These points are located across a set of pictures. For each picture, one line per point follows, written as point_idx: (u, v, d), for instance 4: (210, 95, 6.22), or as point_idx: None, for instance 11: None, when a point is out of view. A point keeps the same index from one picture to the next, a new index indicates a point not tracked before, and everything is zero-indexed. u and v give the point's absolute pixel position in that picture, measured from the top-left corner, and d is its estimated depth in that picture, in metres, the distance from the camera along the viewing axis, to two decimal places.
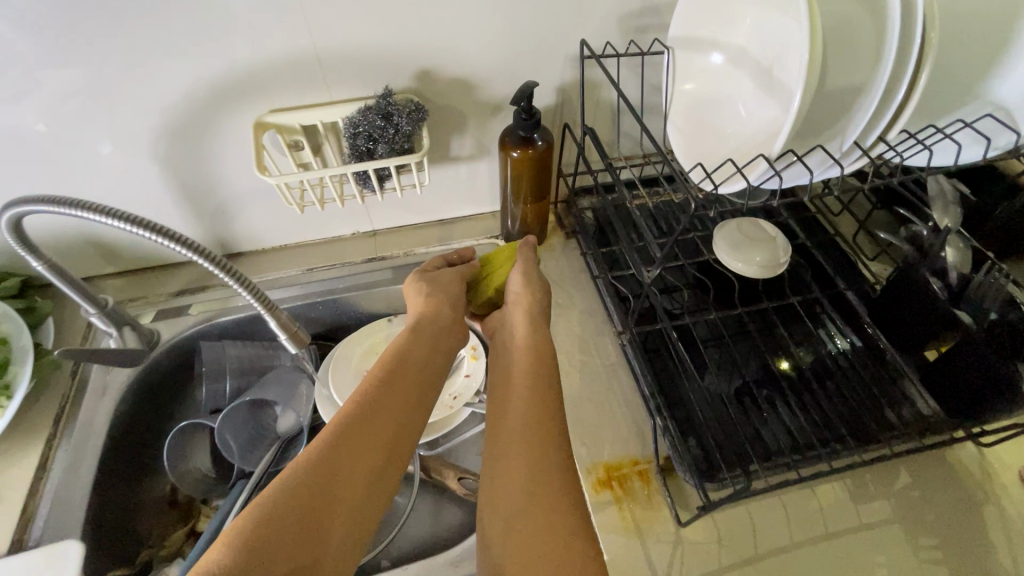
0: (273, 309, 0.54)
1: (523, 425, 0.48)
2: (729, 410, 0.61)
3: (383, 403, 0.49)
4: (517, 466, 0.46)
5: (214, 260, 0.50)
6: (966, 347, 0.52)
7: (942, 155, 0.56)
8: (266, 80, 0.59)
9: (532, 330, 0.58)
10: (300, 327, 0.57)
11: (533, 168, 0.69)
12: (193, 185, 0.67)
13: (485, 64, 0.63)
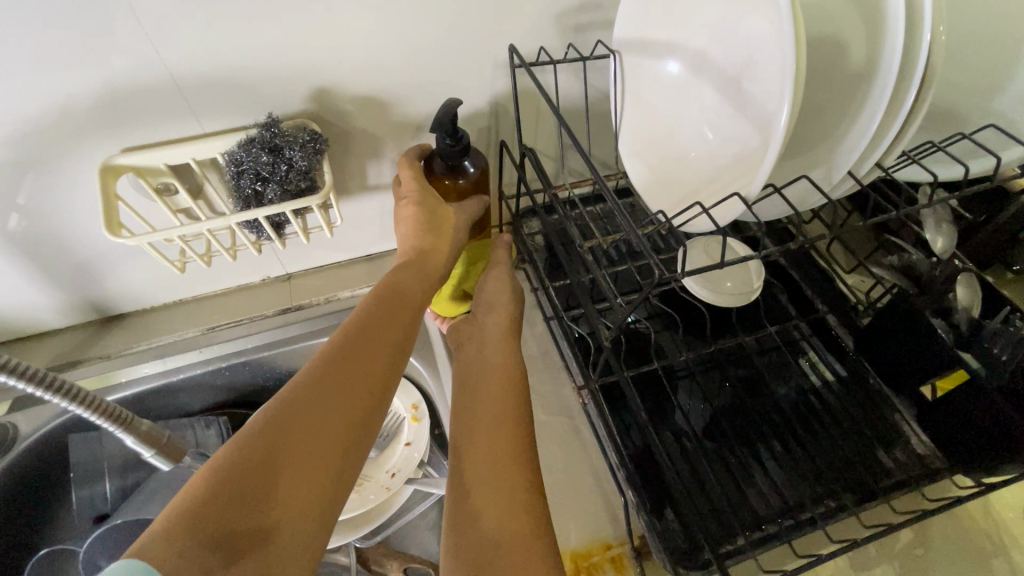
0: (129, 425, 0.50)
1: (504, 427, 0.46)
2: (709, 470, 0.53)
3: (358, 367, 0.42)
4: (498, 475, 0.43)
5: (32, 376, 0.42)
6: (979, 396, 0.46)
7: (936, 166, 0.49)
8: (108, 114, 0.46)
9: (502, 339, 0.56)
10: (171, 438, 0.54)
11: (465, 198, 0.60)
12: (39, 245, 0.53)
13: (396, 80, 0.51)
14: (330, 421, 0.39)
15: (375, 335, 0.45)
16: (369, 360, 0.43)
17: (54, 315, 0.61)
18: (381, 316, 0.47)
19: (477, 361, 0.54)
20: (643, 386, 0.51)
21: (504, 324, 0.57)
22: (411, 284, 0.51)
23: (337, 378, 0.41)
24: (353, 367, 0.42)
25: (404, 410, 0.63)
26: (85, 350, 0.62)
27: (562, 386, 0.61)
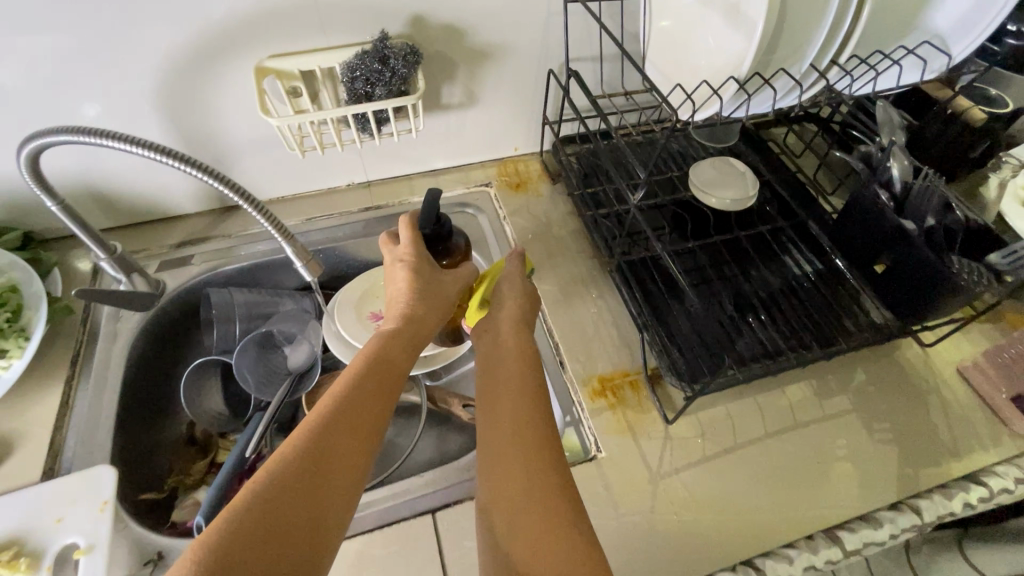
0: (289, 238, 0.64)
1: (519, 447, 0.45)
2: (707, 323, 0.68)
3: (348, 428, 0.42)
4: (518, 492, 0.42)
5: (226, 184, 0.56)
6: (908, 252, 0.60)
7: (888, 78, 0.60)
8: (267, 21, 0.61)
9: (517, 348, 0.53)
10: (314, 258, 0.67)
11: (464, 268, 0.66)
12: (193, 132, 0.69)
13: (475, 10, 0.66)
14: (326, 485, 0.39)
15: (367, 390, 0.45)
16: (360, 414, 0.43)
17: (187, 200, 0.76)
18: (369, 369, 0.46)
19: (491, 376, 0.52)
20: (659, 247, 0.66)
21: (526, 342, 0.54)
22: (401, 330, 0.51)
23: (328, 439, 0.40)
24: (346, 422, 0.42)
25: None
26: (211, 230, 0.77)
27: (592, 270, 0.76)
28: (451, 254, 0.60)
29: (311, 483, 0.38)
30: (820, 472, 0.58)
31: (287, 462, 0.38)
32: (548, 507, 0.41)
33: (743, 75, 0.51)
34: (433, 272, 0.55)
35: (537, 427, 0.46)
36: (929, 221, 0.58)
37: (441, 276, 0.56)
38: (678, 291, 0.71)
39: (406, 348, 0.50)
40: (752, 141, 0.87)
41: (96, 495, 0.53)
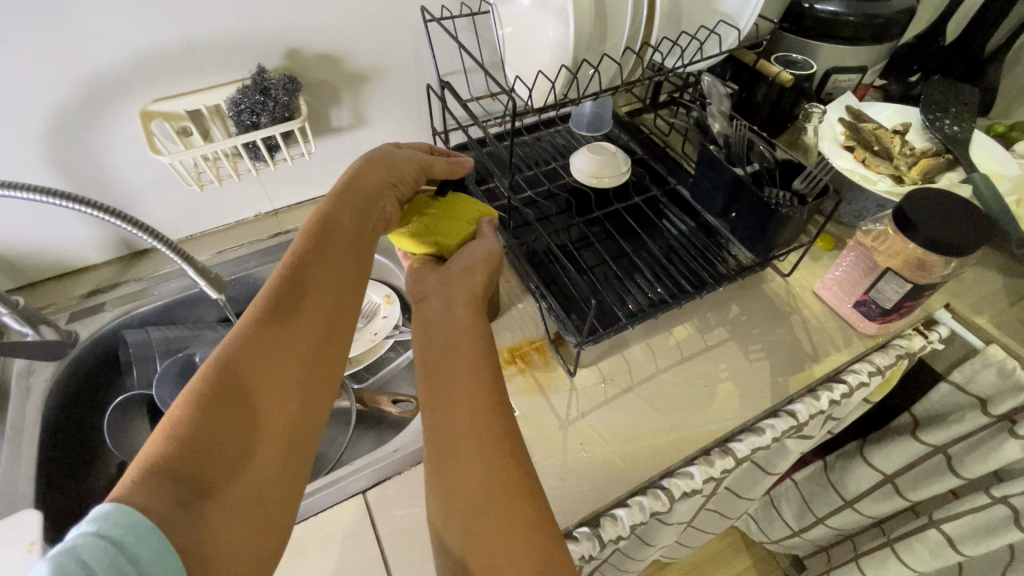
0: (186, 257, 0.65)
1: (480, 405, 0.47)
2: (597, 286, 0.75)
3: (307, 320, 0.46)
4: (476, 455, 0.45)
5: (125, 219, 0.61)
6: (744, 192, 0.71)
7: (706, 49, 0.71)
8: (145, 67, 0.65)
9: (471, 299, 0.57)
10: (216, 274, 0.69)
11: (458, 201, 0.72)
12: (88, 182, 0.71)
13: (345, 39, 0.73)
14: (290, 373, 0.43)
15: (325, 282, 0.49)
16: (323, 309, 0.48)
17: (93, 250, 0.77)
18: (321, 258, 0.50)
19: (438, 326, 0.54)
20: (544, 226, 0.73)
21: (472, 306, 0.56)
22: (353, 219, 0.54)
23: (286, 329, 0.45)
24: (305, 308, 0.47)
25: (378, 299, 0.82)
26: (122, 276, 0.79)
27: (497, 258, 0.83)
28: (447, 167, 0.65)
29: (274, 371, 0.43)
30: (706, 394, 0.67)
31: (251, 347, 0.43)
32: (498, 479, 0.44)
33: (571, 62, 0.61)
34: (394, 171, 0.60)
35: (486, 389, 0.48)
36: (754, 166, 0.72)
37: (401, 175, 0.60)
38: (572, 262, 0.78)
39: (352, 241, 0.53)
40: (626, 124, 0.97)
41: (22, 537, 0.53)
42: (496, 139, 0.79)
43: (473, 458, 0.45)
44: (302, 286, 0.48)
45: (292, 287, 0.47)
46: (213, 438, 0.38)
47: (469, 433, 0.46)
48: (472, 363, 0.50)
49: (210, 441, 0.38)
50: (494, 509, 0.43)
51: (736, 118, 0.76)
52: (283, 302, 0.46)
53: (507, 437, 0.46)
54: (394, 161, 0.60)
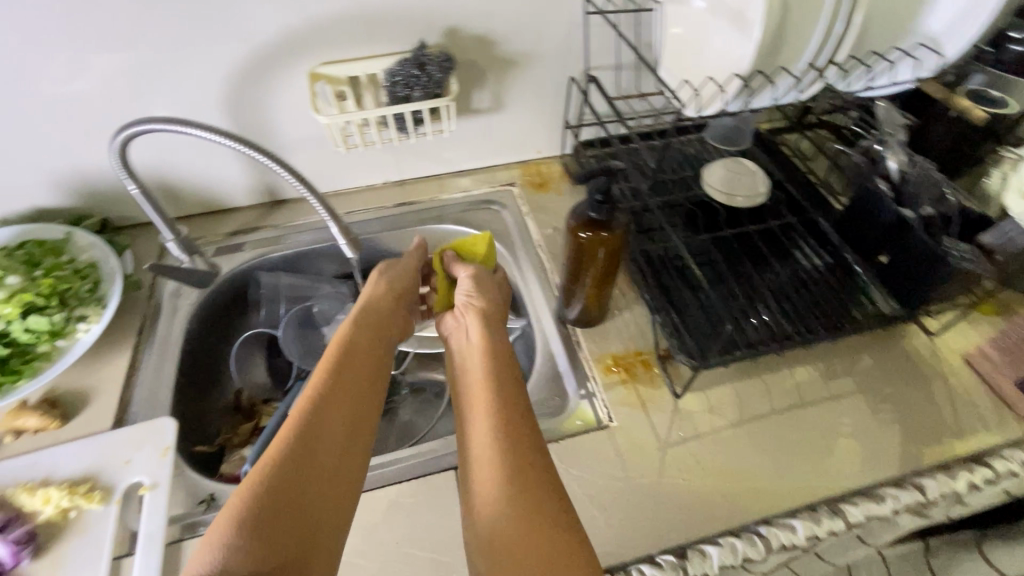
0: (334, 214, 0.69)
1: (508, 453, 0.48)
2: (714, 309, 0.71)
3: (342, 404, 0.52)
4: (508, 500, 0.45)
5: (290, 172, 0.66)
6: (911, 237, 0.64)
7: (900, 70, 0.72)
8: (320, 31, 0.69)
9: (504, 353, 0.59)
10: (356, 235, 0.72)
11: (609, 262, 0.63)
12: (253, 132, 0.78)
13: (503, 22, 0.74)
14: (333, 448, 0.49)
15: (355, 376, 0.56)
16: (355, 397, 0.54)
17: (243, 193, 0.84)
18: (352, 357, 0.57)
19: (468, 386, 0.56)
20: (677, 237, 0.71)
21: (498, 341, 0.61)
22: (368, 330, 0.61)
23: (328, 412, 0.51)
24: (342, 401, 0.52)
25: None
26: (263, 221, 0.85)
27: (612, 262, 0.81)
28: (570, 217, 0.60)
29: (314, 464, 0.47)
30: (823, 446, 0.61)
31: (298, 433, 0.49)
32: (529, 522, 0.44)
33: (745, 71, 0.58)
34: (396, 283, 0.68)
35: (509, 407, 0.52)
36: (925, 210, 0.65)
37: (403, 283, 0.69)
38: (691, 279, 0.74)
39: (372, 352, 0.60)
40: (765, 143, 0.91)
41: (159, 441, 0.60)
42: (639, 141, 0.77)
43: (492, 471, 0.47)
44: (338, 383, 0.54)
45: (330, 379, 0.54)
46: (265, 530, 0.42)
47: (500, 483, 0.46)
48: (499, 412, 0.51)
49: (277, 511, 0.43)
50: (513, 516, 0.44)
51: (916, 155, 0.69)
52: (320, 393, 0.52)
53: (526, 447, 0.49)
54: (395, 270, 0.70)
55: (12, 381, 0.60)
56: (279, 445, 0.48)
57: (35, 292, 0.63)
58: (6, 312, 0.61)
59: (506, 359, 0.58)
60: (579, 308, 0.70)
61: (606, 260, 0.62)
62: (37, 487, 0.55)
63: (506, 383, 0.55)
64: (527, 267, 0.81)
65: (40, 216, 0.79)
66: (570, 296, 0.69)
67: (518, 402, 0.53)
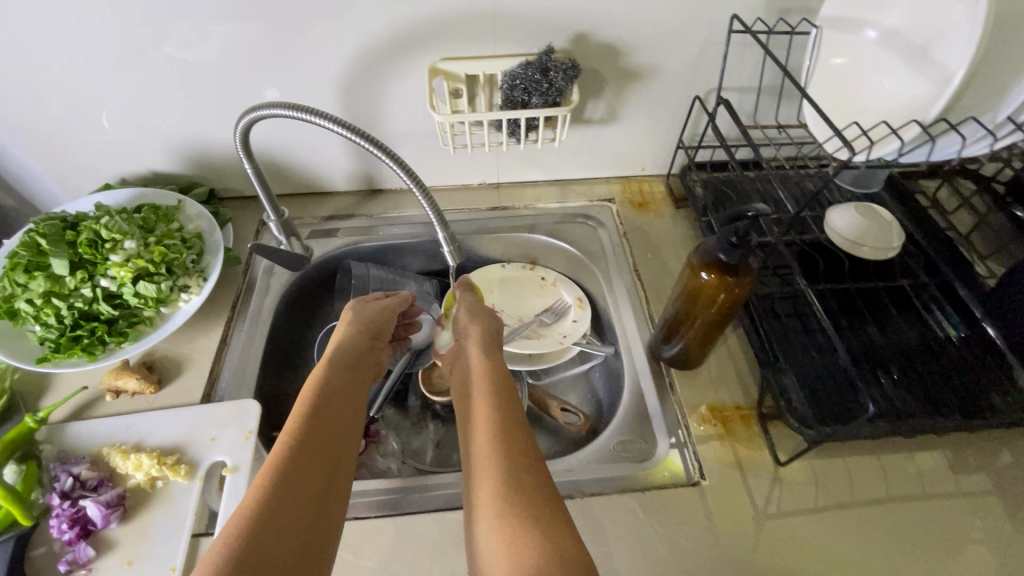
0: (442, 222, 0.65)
1: (506, 451, 0.45)
2: (829, 371, 0.64)
3: (320, 437, 0.46)
4: (507, 490, 0.42)
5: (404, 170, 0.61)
6: None
7: None
8: (447, 27, 0.67)
9: (497, 370, 0.56)
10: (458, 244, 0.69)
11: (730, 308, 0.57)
12: (362, 121, 0.77)
13: (636, 33, 0.69)
14: (313, 482, 0.43)
15: (338, 405, 0.50)
16: (338, 429, 0.48)
17: (342, 179, 0.84)
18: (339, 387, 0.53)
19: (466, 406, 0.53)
20: (805, 285, 0.64)
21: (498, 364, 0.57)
22: (352, 356, 0.57)
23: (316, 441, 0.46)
24: (326, 436, 0.47)
25: (569, 300, 0.80)
26: (357, 208, 0.85)
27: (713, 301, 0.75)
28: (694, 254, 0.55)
29: (293, 501, 0.41)
30: (947, 549, 0.54)
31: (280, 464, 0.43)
32: (530, 511, 0.40)
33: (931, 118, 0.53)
34: (376, 314, 0.63)
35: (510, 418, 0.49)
36: None
37: (383, 315, 0.64)
38: (804, 333, 0.67)
39: (352, 384, 0.54)
40: (898, 189, 0.82)
41: (244, 423, 0.60)
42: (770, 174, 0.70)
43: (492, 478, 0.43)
44: (319, 412, 0.48)
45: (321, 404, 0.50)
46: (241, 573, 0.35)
47: (497, 479, 0.43)
48: (493, 419, 0.48)
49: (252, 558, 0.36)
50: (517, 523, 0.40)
51: None
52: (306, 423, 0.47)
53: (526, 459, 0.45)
54: (374, 305, 0.64)
55: (118, 342, 0.62)
56: (258, 478, 0.42)
57: (146, 258, 0.64)
58: (119, 276, 0.61)
59: (504, 375, 0.55)
60: (679, 347, 0.64)
61: (724, 307, 0.56)
62: (130, 451, 0.56)
63: (501, 393, 0.52)
64: (620, 293, 0.77)
65: (155, 178, 0.83)
66: (671, 332, 0.64)
67: (512, 407, 0.50)
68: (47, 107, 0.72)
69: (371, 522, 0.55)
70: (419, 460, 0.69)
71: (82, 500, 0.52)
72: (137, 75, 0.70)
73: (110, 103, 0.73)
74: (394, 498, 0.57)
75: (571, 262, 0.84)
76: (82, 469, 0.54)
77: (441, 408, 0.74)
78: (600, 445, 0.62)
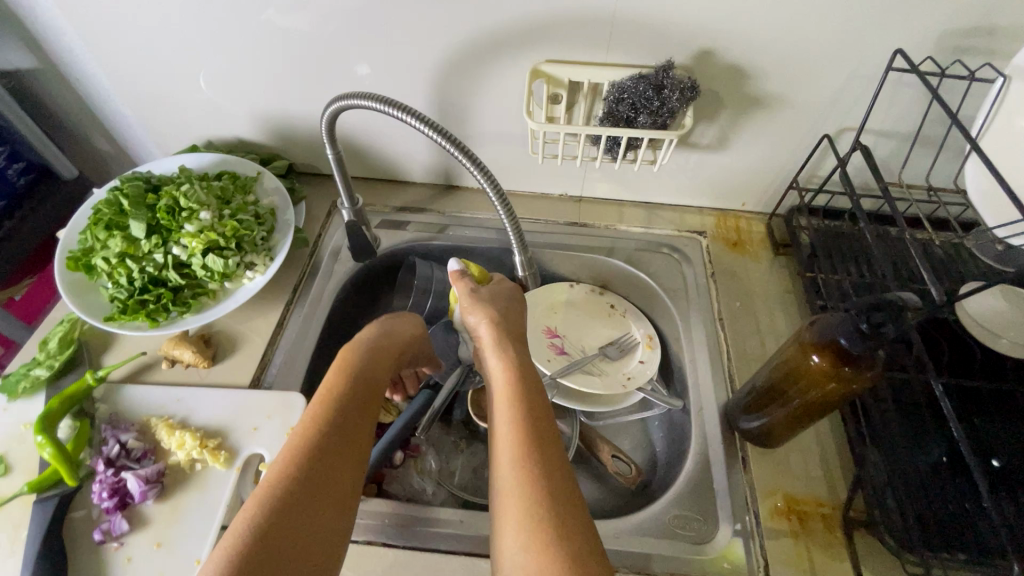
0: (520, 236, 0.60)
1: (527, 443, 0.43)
2: (941, 487, 0.53)
3: (338, 432, 0.45)
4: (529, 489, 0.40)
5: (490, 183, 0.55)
6: None
7: None
8: (557, 26, 0.61)
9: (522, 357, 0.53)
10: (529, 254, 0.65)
11: (841, 399, 0.49)
12: (450, 114, 0.73)
13: (771, 56, 0.60)
14: (326, 478, 0.42)
15: (360, 397, 0.48)
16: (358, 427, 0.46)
17: (420, 170, 0.81)
18: (366, 382, 0.51)
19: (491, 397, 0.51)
20: (938, 388, 0.51)
21: (521, 348, 0.54)
22: (380, 352, 0.54)
23: (332, 446, 0.44)
24: (342, 431, 0.45)
25: (639, 336, 0.73)
26: (431, 203, 0.82)
27: None
28: (804, 342, 0.48)
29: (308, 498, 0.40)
30: None
31: (290, 472, 0.41)
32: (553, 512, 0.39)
33: None
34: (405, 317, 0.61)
35: (532, 407, 0.47)
36: None
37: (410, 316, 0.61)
38: (915, 432, 0.57)
39: (376, 375, 0.52)
40: None
41: (288, 417, 0.58)
42: (906, 239, 0.59)
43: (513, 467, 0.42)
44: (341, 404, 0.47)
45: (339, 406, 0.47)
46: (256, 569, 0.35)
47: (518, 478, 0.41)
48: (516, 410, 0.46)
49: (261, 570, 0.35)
50: (535, 548, 0.37)
51: None
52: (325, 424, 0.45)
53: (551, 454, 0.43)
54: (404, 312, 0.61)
55: (181, 312, 0.62)
56: (269, 476, 0.41)
57: (218, 231, 0.63)
58: (190, 247, 0.61)
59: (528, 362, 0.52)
60: (761, 423, 0.56)
61: (832, 396, 0.48)
62: (175, 427, 0.56)
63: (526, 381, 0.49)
64: (699, 341, 0.69)
65: (239, 146, 0.83)
66: (757, 404, 0.56)
67: (536, 396, 0.48)
68: (148, 65, 0.73)
69: (397, 551, 0.52)
70: (455, 483, 0.65)
71: (125, 471, 0.52)
72: (235, 41, 0.69)
73: (207, 67, 0.73)
74: (423, 529, 0.53)
75: (647, 295, 0.77)
76: (130, 438, 0.55)
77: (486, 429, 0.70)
78: (655, 514, 0.56)
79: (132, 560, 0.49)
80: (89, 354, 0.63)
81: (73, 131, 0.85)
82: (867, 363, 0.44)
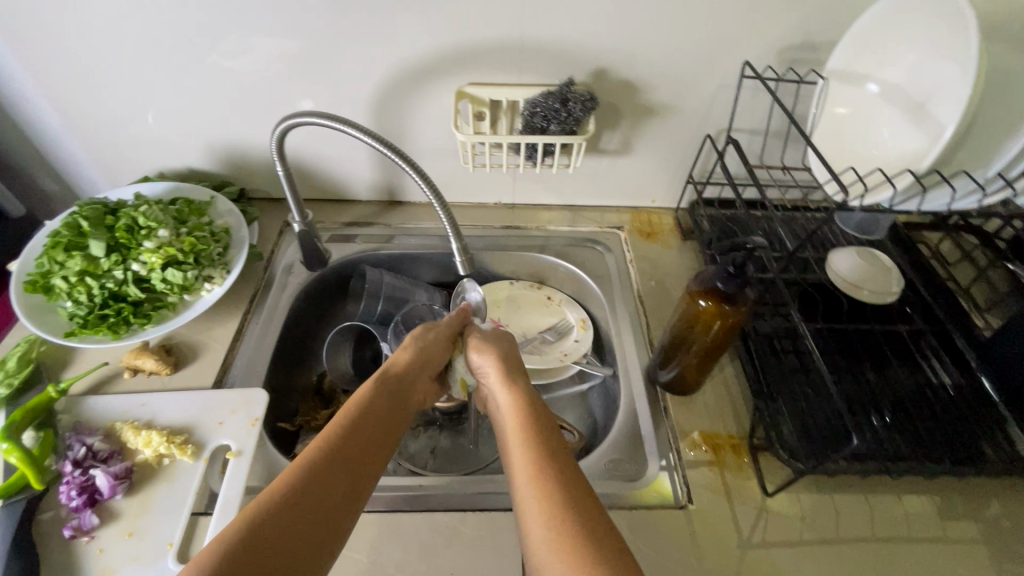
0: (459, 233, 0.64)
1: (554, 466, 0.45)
2: (820, 409, 0.64)
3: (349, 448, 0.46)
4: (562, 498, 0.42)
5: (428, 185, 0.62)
6: None
7: None
8: (476, 54, 0.72)
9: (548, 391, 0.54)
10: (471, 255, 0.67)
11: (726, 336, 0.59)
12: (390, 136, 0.82)
13: (653, 73, 0.73)
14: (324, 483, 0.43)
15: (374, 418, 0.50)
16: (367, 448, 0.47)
17: (365, 188, 0.89)
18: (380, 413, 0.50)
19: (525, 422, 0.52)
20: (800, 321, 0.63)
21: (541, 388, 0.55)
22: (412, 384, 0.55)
23: (334, 465, 0.44)
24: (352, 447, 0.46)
25: (573, 320, 0.82)
26: (377, 218, 0.89)
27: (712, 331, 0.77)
28: (696, 289, 0.58)
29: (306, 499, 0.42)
30: None
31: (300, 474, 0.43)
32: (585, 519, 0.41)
33: (922, 171, 0.58)
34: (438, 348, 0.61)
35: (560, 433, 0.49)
36: None
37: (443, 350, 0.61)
38: (799, 369, 0.68)
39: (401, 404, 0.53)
40: (899, 236, 0.84)
41: (251, 410, 0.63)
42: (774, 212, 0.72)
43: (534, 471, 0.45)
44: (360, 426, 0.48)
45: (348, 428, 0.47)
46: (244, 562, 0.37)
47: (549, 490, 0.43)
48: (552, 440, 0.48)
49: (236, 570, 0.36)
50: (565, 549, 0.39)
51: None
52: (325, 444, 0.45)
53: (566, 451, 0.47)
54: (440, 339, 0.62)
55: (141, 325, 0.66)
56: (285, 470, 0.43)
57: (176, 247, 0.68)
58: (150, 262, 0.65)
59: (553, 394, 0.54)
60: (675, 372, 0.66)
61: (719, 334, 0.59)
62: (141, 428, 0.59)
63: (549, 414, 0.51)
64: (623, 317, 0.79)
65: (190, 175, 0.88)
66: (668, 357, 0.66)
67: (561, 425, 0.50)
68: (100, 104, 0.78)
69: (363, 515, 0.56)
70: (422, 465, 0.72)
71: (94, 470, 0.55)
72: (185, 79, 0.75)
73: (158, 105, 0.78)
74: (386, 495, 0.58)
75: (577, 284, 0.86)
76: (95, 441, 0.57)
77: (438, 414, 0.77)
78: (594, 461, 0.63)
79: (104, 550, 0.52)
80: (47, 372, 0.65)
81: (20, 171, 0.88)
82: (738, 297, 0.55)
